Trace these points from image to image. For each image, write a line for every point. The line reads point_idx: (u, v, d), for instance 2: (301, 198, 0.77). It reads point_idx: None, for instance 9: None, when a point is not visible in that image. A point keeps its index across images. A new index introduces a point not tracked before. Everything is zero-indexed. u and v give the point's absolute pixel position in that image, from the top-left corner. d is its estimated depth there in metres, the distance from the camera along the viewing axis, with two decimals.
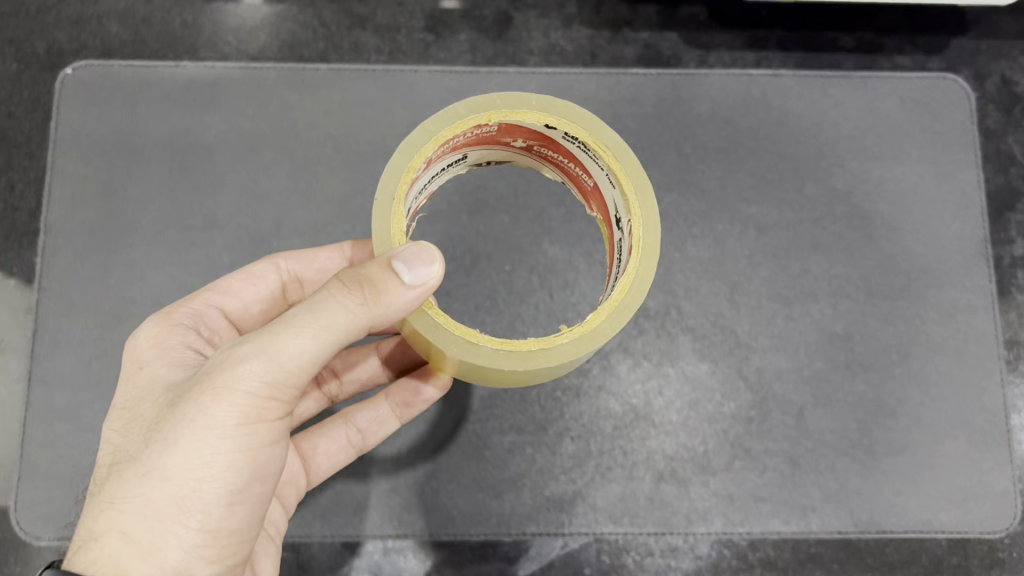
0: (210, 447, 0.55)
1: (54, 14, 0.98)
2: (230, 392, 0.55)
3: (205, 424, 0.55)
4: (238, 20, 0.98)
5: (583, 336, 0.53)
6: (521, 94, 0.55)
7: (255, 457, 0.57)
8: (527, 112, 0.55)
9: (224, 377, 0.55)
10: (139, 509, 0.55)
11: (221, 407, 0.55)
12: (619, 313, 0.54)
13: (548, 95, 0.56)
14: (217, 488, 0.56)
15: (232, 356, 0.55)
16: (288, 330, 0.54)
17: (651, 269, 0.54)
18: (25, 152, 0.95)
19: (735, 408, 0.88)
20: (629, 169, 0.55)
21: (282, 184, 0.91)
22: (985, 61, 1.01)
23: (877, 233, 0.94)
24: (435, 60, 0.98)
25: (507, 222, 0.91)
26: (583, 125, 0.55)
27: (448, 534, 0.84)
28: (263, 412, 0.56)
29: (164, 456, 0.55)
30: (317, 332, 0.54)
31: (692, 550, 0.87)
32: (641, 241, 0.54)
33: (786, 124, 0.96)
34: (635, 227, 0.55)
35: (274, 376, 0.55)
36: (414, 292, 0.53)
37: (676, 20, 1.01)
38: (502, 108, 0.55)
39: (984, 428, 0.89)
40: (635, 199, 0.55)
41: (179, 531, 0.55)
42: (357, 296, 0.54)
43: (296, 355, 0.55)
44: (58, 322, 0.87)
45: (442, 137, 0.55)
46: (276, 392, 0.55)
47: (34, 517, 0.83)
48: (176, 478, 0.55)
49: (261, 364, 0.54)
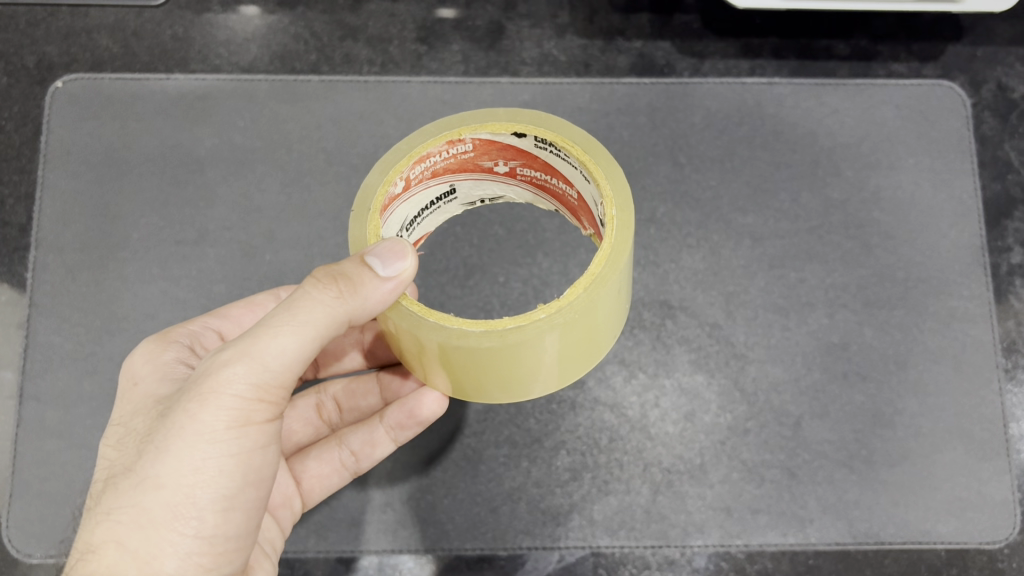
0: (201, 452, 0.54)
1: (44, 28, 0.98)
2: (218, 396, 0.54)
3: (195, 430, 0.54)
4: (229, 33, 0.98)
5: (562, 308, 0.52)
6: (489, 109, 0.56)
7: (247, 461, 0.57)
8: (496, 123, 0.56)
9: (210, 382, 0.54)
10: (134, 518, 0.54)
11: (210, 412, 0.54)
12: (598, 284, 0.52)
13: (515, 107, 0.56)
14: (211, 493, 0.55)
15: (216, 361, 0.55)
16: (269, 331, 0.54)
17: (626, 240, 0.53)
18: (15, 167, 0.94)
19: (732, 419, 0.87)
20: (600, 161, 0.55)
21: (274, 197, 0.90)
22: (980, 67, 1.01)
23: (873, 242, 0.93)
24: (427, 71, 0.97)
25: (501, 234, 0.91)
26: (550, 127, 0.55)
27: (444, 549, 0.83)
28: (252, 414, 0.55)
29: (155, 465, 0.54)
30: (298, 329, 0.54)
31: (690, 563, 0.85)
32: (615, 218, 0.54)
33: (781, 133, 0.95)
34: (608, 206, 0.54)
35: (259, 377, 0.54)
36: (390, 284, 0.52)
37: (670, 29, 1.00)
38: (472, 124, 0.56)
39: (982, 437, 0.89)
40: (607, 184, 0.54)
41: (174, 539, 0.54)
42: (332, 290, 0.54)
43: (278, 355, 0.54)
44: (50, 338, 0.87)
45: (415, 153, 0.55)
46: (263, 393, 0.55)
47: (25, 535, 0.82)
48: (169, 485, 0.54)
49: (245, 365, 0.54)
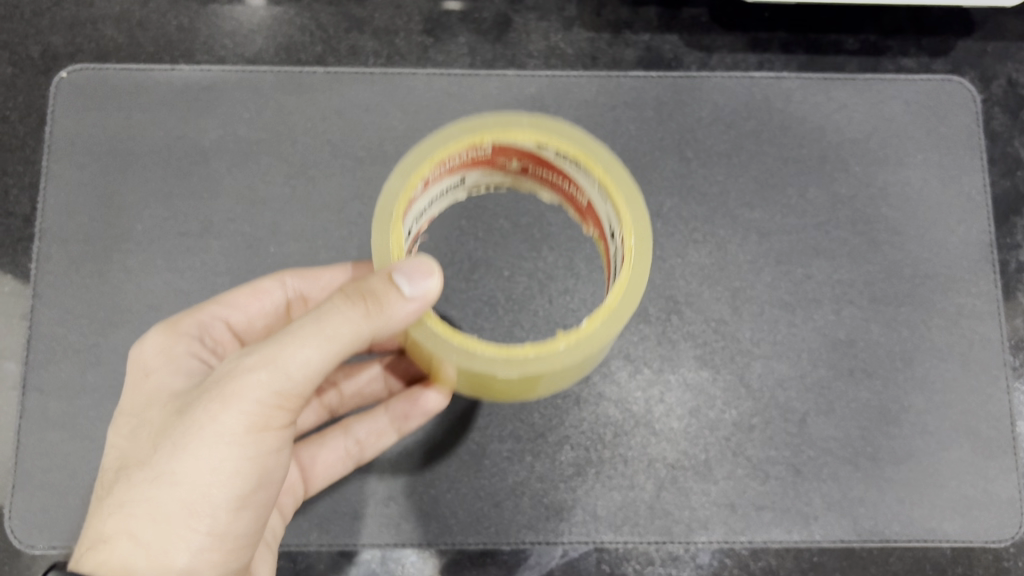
0: (219, 452, 0.54)
1: (48, 18, 0.98)
2: (240, 399, 0.54)
3: (214, 430, 0.54)
4: (234, 24, 0.97)
5: (579, 341, 0.52)
6: (513, 114, 0.56)
7: (262, 464, 0.56)
8: (518, 132, 0.55)
9: (232, 386, 0.54)
10: (148, 512, 0.54)
11: (231, 414, 0.54)
12: (613, 319, 0.53)
13: (539, 116, 0.56)
14: (226, 493, 0.55)
15: (239, 365, 0.54)
16: (294, 341, 0.53)
17: (644, 274, 0.53)
18: (19, 157, 0.94)
19: (737, 416, 0.87)
20: (619, 181, 0.55)
21: (279, 189, 0.90)
22: (991, 62, 1.00)
23: (881, 238, 0.92)
24: (433, 64, 0.96)
25: (506, 228, 0.90)
26: (572, 142, 0.55)
27: (447, 543, 0.83)
28: (271, 419, 0.55)
29: (174, 460, 0.54)
30: (322, 343, 0.53)
31: (694, 560, 0.86)
32: (633, 247, 0.54)
33: (789, 127, 0.95)
34: (626, 235, 0.54)
35: (280, 385, 0.54)
36: (414, 305, 0.52)
37: (678, 23, 0.99)
38: (494, 129, 0.55)
39: (989, 435, 0.88)
40: (626, 210, 0.54)
41: (187, 535, 0.54)
42: (358, 308, 0.53)
43: (301, 365, 0.53)
44: (53, 329, 0.87)
45: (441, 154, 0.55)
46: (283, 400, 0.55)
47: (28, 527, 0.82)
48: (186, 482, 0.54)
49: (268, 372, 0.53)
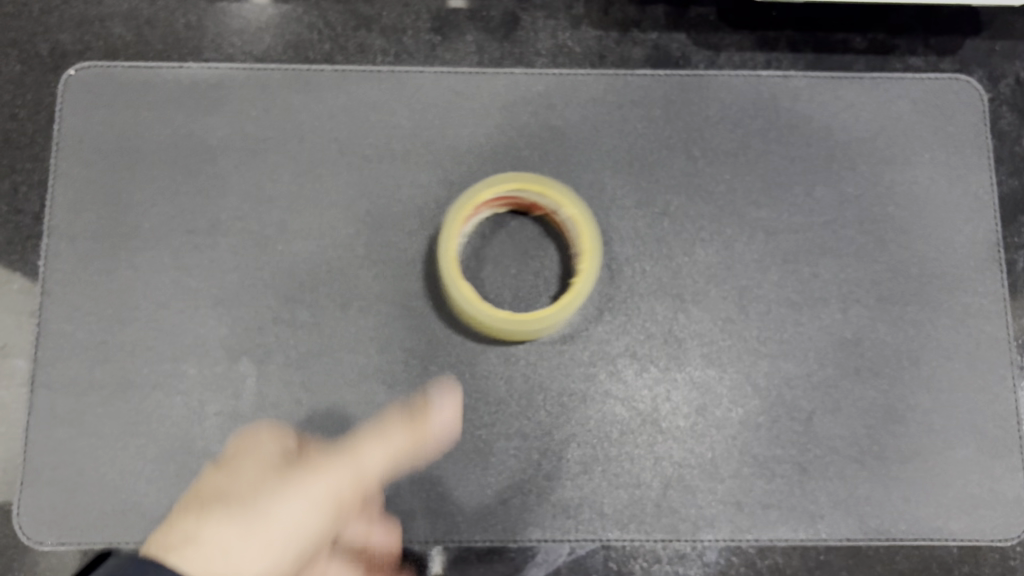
0: (300, 513, 0.70)
1: (57, 16, 0.98)
2: (319, 484, 0.71)
3: (290, 517, 0.70)
4: (242, 21, 0.97)
5: (588, 271, 0.81)
6: (473, 188, 0.82)
7: (319, 527, 0.72)
8: (485, 193, 0.82)
9: (314, 471, 0.71)
10: (241, 525, 0.69)
11: (304, 502, 0.70)
12: (593, 249, 0.81)
13: (487, 181, 0.83)
14: (302, 536, 0.71)
15: (321, 469, 0.72)
16: (370, 447, 0.73)
17: (581, 208, 0.82)
18: (28, 155, 0.94)
19: (743, 414, 0.87)
20: (548, 184, 0.83)
21: (287, 187, 0.90)
22: (998, 61, 1.00)
23: (888, 237, 0.93)
24: (441, 62, 0.96)
25: (513, 226, 0.90)
26: (513, 183, 0.83)
27: (454, 540, 0.84)
28: (340, 505, 0.72)
29: (265, 502, 0.70)
30: (391, 451, 0.74)
31: (701, 558, 0.86)
32: (573, 212, 0.82)
33: (796, 126, 0.95)
34: (566, 210, 0.82)
35: (357, 480, 0.73)
36: (446, 417, 0.81)
37: (685, 21, 0.99)
38: (470, 199, 0.81)
39: (995, 434, 0.88)
40: (560, 197, 0.82)
41: (274, 537, 0.70)
42: (410, 437, 0.75)
43: (372, 463, 0.73)
44: (62, 327, 0.87)
45: (456, 224, 0.80)
46: (351, 488, 0.73)
47: (38, 522, 0.83)
48: (270, 534, 0.69)
49: (347, 476, 0.72)
